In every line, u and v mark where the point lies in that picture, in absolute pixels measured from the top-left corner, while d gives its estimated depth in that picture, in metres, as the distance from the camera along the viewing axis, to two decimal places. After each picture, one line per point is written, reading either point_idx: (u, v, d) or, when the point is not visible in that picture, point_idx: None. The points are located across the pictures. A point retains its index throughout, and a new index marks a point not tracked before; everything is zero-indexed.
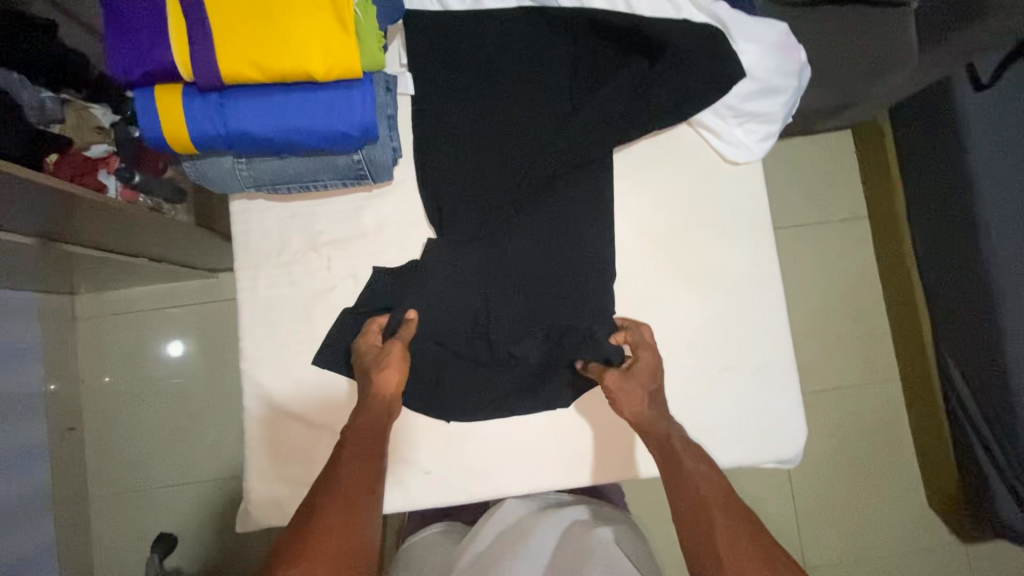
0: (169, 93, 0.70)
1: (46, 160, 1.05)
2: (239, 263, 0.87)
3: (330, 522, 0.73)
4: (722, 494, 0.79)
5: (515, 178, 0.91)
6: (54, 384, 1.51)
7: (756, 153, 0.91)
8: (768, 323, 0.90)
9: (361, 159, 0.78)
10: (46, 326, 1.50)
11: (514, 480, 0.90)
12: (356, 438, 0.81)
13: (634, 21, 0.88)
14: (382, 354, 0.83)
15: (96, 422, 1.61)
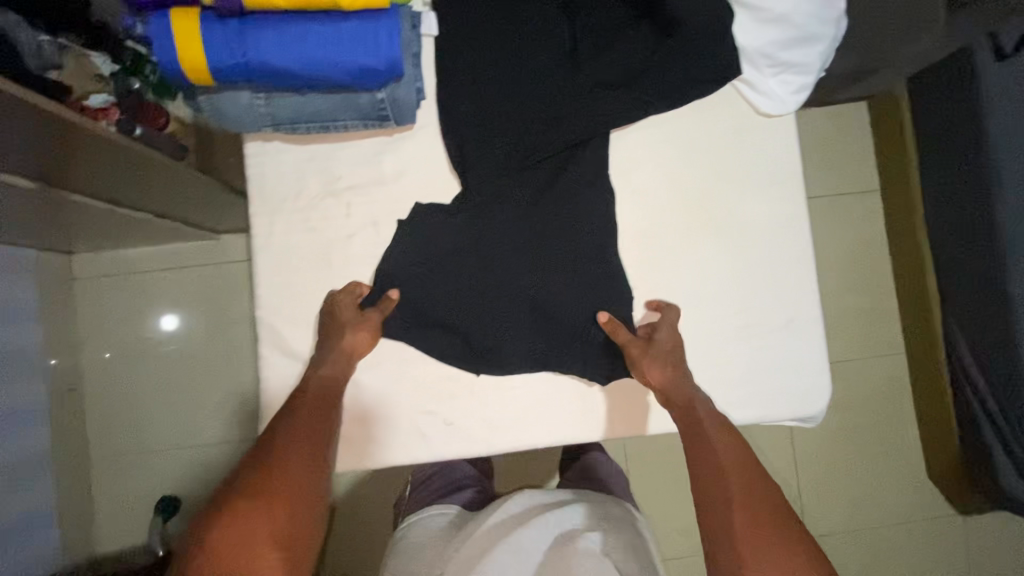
0: (186, 17, 0.66)
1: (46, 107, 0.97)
2: (254, 208, 0.84)
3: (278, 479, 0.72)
4: (744, 473, 0.79)
5: (541, 126, 0.88)
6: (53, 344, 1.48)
7: (790, 106, 0.88)
8: (794, 280, 0.89)
9: (385, 99, 0.75)
10: (43, 284, 1.46)
11: (532, 434, 0.90)
12: (315, 392, 0.81)
13: None
14: (357, 318, 0.82)
15: (96, 383, 1.58)
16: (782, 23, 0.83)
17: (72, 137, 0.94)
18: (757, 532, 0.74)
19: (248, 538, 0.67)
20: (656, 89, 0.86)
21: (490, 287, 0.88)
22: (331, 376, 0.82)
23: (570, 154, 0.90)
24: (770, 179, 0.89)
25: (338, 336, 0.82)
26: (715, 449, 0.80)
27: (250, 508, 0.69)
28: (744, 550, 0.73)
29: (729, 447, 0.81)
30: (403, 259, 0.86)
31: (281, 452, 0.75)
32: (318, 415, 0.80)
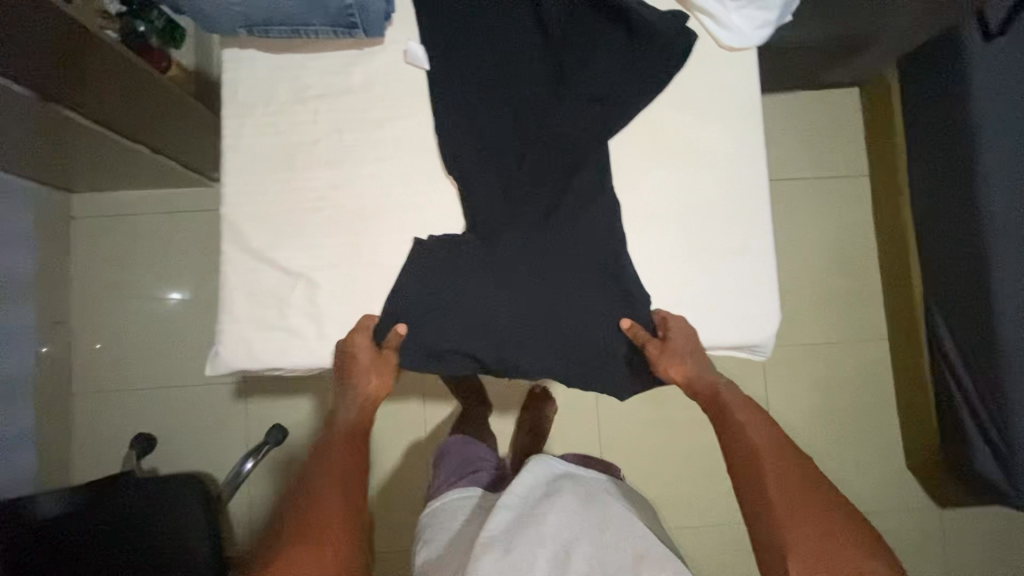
0: None
1: None
2: (225, 111, 0.85)
3: (323, 509, 0.83)
4: (770, 438, 0.93)
5: (510, 42, 0.85)
6: (44, 276, 1.53)
7: (752, 41, 0.87)
8: (755, 211, 0.87)
9: (353, 4, 0.77)
10: (39, 217, 1.51)
11: (493, 364, 0.83)
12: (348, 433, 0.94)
13: None
14: (377, 363, 0.80)
15: (84, 320, 1.62)
16: None
17: (67, 51, 0.99)
18: (786, 481, 0.87)
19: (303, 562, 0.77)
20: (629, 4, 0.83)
21: (451, 204, 0.84)
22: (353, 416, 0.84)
23: (545, 70, 0.85)
24: (737, 109, 0.88)
25: (354, 380, 0.81)
26: (742, 420, 0.95)
27: (310, 535, 0.80)
28: (781, 492, 0.86)
29: (753, 418, 0.96)
30: (364, 166, 0.84)
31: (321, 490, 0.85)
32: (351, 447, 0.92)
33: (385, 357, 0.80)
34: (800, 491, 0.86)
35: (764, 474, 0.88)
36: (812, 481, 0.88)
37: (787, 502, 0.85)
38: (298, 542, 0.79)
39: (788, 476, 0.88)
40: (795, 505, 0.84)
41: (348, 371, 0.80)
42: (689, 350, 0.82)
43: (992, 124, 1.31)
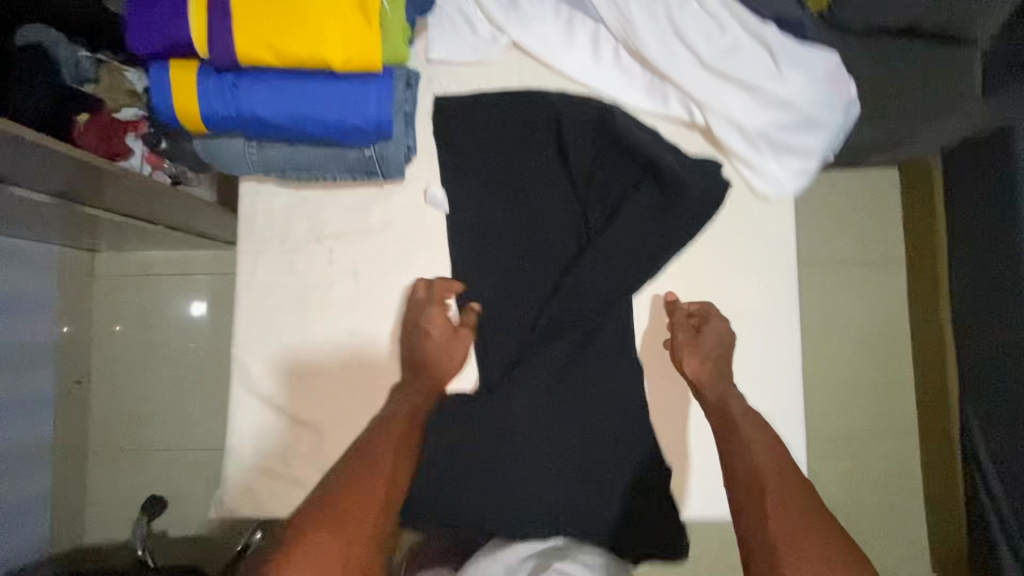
0: (184, 69, 0.67)
1: (76, 119, 1.14)
2: (239, 247, 0.84)
3: (357, 503, 0.62)
4: (778, 464, 0.69)
5: (536, 194, 0.85)
6: (65, 338, 1.55)
7: (789, 191, 0.82)
8: (779, 373, 0.83)
9: (373, 156, 0.76)
10: (63, 279, 1.53)
11: (499, 525, 0.81)
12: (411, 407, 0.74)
13: (674, 36, 0.78)
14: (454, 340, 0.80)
15: (101, 376, 1.63)
16: (786, 108, 0.77)
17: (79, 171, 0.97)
18: (789, 525, 0.62)
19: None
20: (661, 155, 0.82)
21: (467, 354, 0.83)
22: (418, 398, 0.76)
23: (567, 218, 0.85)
24: (767, 264, 0.83)
25: (424, 356, 0.78)
26: (745, 441, 0.72)
27: (320, 538, 0.58)
28: (782, 537, 0.61)
29: (761, 442, 0.71)
30: (380, 312, 0.82)
31: (362, 474, 0.65)
32: (410, 425, 0.72)
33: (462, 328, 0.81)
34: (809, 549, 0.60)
35: (764, 512, 0.64)
36: (829, 534, 0.61)
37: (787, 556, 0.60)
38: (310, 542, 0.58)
39: (795, 520, 0.62)
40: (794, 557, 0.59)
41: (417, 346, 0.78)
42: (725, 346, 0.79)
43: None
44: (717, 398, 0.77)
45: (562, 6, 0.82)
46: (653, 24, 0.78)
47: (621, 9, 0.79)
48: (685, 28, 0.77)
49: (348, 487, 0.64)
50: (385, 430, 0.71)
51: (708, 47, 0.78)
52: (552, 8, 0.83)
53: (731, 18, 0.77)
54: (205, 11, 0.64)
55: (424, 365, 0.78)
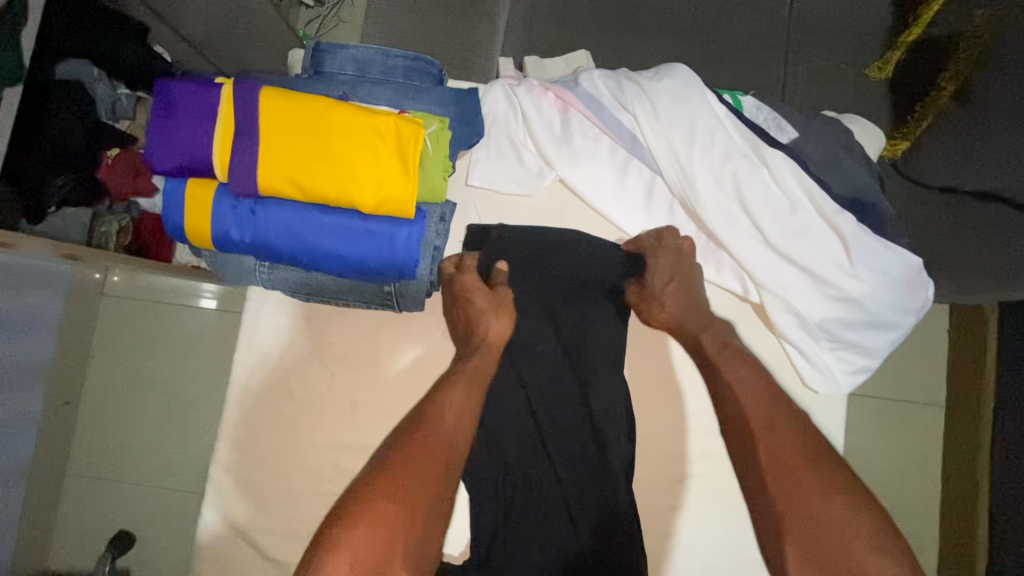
0: (201, 189, 0.61)
1: (105, 155, 1.06)
2: (236, 356, 0.77)
3: (421, 472, 0.56)
4: (769, 405, 0.62)
5: (565, 345, 0.76)
6: (64, 359, 1.31)
7: (844, 388, 0.74)
8: None
9: (392, 292, 0.70)
10: (69, 302, 1.27)
11: None
12: (471, 374, 0.67)
13: (738, 205, 0.73)
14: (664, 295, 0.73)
15: (95, 398, 1.41)
16: (851, 304, 0.71)
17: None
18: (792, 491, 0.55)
19: (364, 554, 0.50)
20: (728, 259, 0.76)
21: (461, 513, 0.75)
22: (486, 363, 0.68)
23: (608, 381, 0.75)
24: None
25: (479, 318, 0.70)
26: (728, 384, 0.66)
27: (381, 506, 0.53)
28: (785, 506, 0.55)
29: (746, 386, 0.64)
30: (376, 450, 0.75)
31: (423, 447, 0.58)
32: (469, 396, 0.65)
33: (633, 287, 0.75)
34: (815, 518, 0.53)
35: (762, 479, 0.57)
36: (842, 498, 0.54)
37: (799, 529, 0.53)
38: (366, 510, 0.52)
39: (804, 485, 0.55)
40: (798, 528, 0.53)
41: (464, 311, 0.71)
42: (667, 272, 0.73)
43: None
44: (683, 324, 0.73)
45: (618, 149, 0.78)
46: (716, 190, 0.73)
47: (683, 168, 0.73)
48: (750, 200, 0.72)
49: (410, 453, 0.57)
50: (443, 397, 0.64)
51: (776, 223, 0.72)
52: (608, 149, 0.78)
53: (804, 199, 0.71)
54: (232, 137, 0.59)
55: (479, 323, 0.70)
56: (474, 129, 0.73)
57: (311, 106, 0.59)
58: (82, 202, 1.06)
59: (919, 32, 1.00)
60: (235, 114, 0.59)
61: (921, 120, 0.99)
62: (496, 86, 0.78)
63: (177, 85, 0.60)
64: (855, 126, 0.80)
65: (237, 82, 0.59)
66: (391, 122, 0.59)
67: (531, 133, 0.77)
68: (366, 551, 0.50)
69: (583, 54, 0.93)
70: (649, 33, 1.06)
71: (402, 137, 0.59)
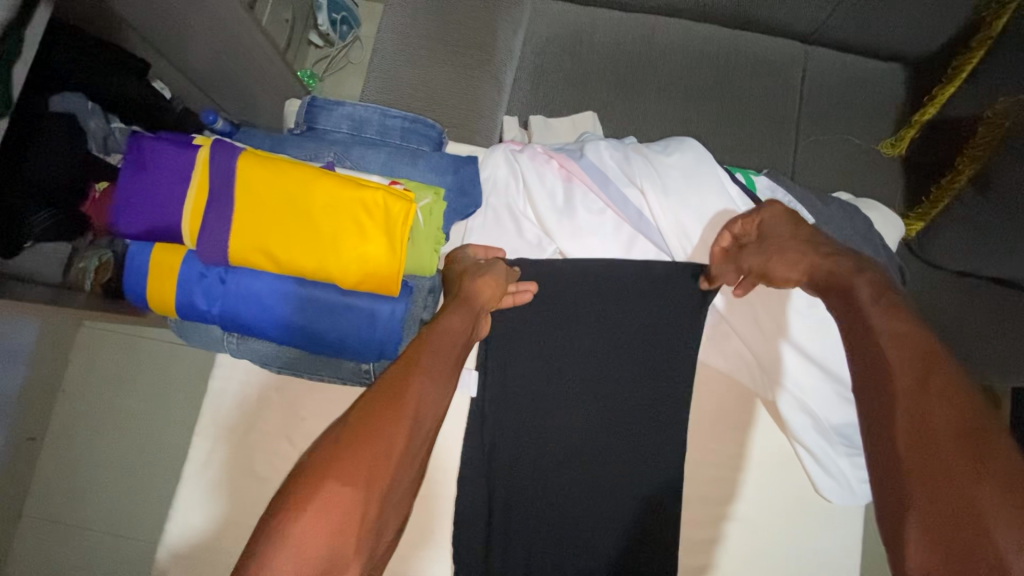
0: (167, 256, 0.57)
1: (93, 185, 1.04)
2: (198, 425, 0.71)
3: (376, 450, 0.47)
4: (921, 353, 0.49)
5: (559, 433, 0.69)
6: (30, 390, 1.22)
7: (859, 497, 0.67)
8: None
9: (370, 370, 0.64)
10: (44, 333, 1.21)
11: None
12: (439, 339, 0.57)
13: None
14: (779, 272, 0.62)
15: (63, 434, 1.31)
16: None
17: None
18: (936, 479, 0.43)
19: (311, 552, 0.42)
20: None
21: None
22: (457, 328, 0.59)
23: (602, 477, 0.68)
24: None
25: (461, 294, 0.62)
26: (872, 330, 0.53)
27: (334, 488, 0.44)
28: (913, 488, 0.44)
29: (894, 327, 0.51)
30: None
31: (380, 418, 0.49)
32: (441, 370, 0.55)
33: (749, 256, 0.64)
34: (946, 504, 0.42)
35: (893, 458, 0.46)
36: (996, 494, 0.40)
37: (920, 516, 0.43)
38: (317, 492, 0.44)
39: (943, 475, 0.43)
40: (921, 508, 0.43)
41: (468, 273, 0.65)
42: (782, 224, 0.64)
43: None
44: (829, 270, 0.58)
45: (623, 224, 0.73)
46: None
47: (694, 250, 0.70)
48: None
49: (369, 428, 0.48)
50: (407, 361, 0.54)
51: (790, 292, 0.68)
52: (612, 224, 0.73)
53: None
54: (205, 203, 0.54)
55: (460, 298, 0.62)
56: (471, 200, 0.69)
57: (293, 173, 0.55)
58: (60, 237, 1.01)
59: (933, 112, 0.98)
60: (210, 177, 0.54)
61: (937, 202, 0.95)
62: (498, 152, 0.75)
63: (152, 143, 0.56)
64: (874, 214, 0.77)
65: (214, 146, 0.54)
66: (378, 196, 0.54)
67: (533, 203, 0.73)
68: (313, 541, 0.42)
69: (590, 118, 0.90)
70: (658, 95, 1.04)
71: (389, 210, 0.54)
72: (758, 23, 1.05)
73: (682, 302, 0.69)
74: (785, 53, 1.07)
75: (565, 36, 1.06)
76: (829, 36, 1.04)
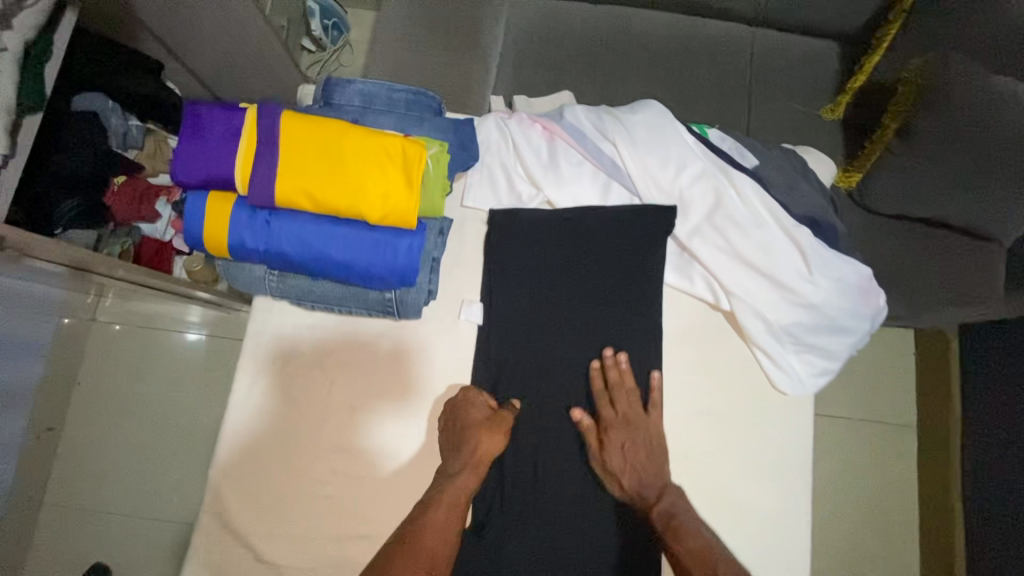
0: (220, 202, 0.67)
1: (114, 181, 1.12)
2: (240, 362, 0.81)
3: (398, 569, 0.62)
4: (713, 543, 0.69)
5: (556, 351, 0.81)
6: (51, 383, 1.29)
7: (809, 389, 0.79)
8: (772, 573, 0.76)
9: (392, 299, 0.75)
10: (65, 326, 1.29)
11: None
12: (456, 485, 0.72)
13: (716, 200, 0.80)
14: (622, 449, 0.75)
15: (84, 424, 1.38)
16: (813, 310, 0.77)
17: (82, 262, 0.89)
18: None
19: None
20: (754, 203, 0.79)
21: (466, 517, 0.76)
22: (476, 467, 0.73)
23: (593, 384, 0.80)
24: (774, 461, 0.79)
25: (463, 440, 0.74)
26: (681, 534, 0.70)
27: None
28: None
29: (693, 524, 0.71)
30: (372, 452, 0.79)
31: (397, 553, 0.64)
32: (456, 508, 0.70)
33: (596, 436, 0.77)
34: None
35: None
36: None
37: None
38: None
39: None
40: None
41: (456, 424, 0.76)
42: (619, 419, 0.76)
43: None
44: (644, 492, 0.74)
45: (600, 173, 0.85)
46: (700, 196, 0.81)
47: (661, 189, 0.82)
48: (729, 200, 0.79)
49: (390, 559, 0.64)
50: (430, 507, 0.70)
51: (742, 217, 0.79)
52: (591, 175, 0.85)
53: (769, 214, 0.79)
54: (253, 154, 0.66)
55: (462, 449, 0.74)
56: (470, 154, 0.80)
57: (326, 127, 0.66)
58: (85, 226, 1.08)
59: (864, 78, 1.14)
60: (257, 133, 0.65)
61: (871, 154, 1.11)
62: (490, 118, 0.87)
63: (206, 109, 0.67)
64: (810, 157, 0.90)
65: (260, 108, 0.66)
66: (397, 143, 0.66)
67: (521, 158, 0.85)
68: None
69: (566, 97, 1.01)
70: (625, 77, 1.18)
71: (407, 156, 0.66)
72: (709, 9, 1.19)
73: (653, 234, 0.82)
74: (734, 34, 1.21)
75: (540, 28, 1.19)
76: (771, 18, 1.19)
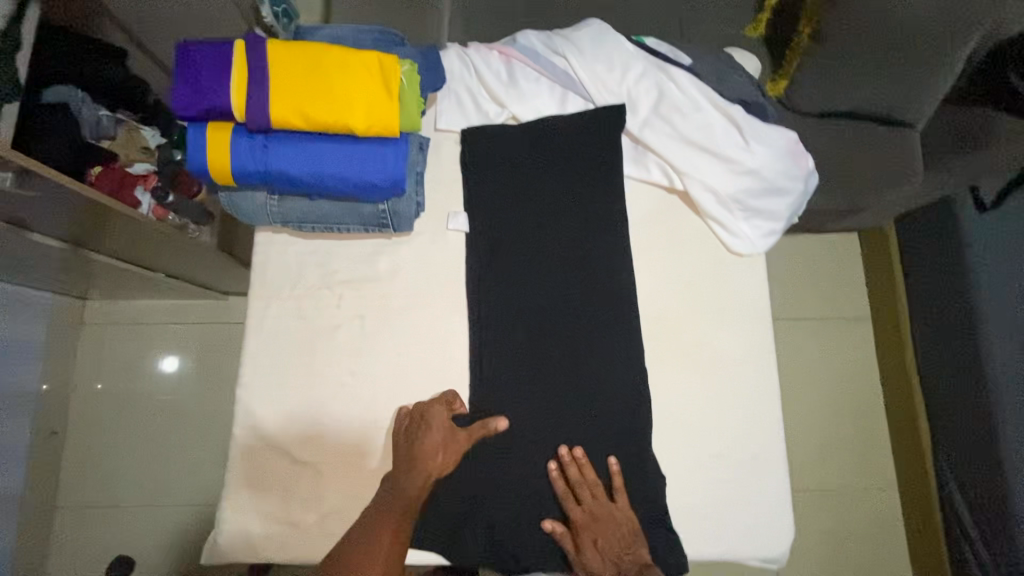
0: (220, 131, 0.74)
1: (89, 172, 1.07)
2: (253, 292, 0.88)
3: None
4: None
5: (535, 245, 0.91)
6: (47, 383, 1.30)
7: (760, 248, 0.91)
8: (748, 412, 0.87)
9: (386, 210, 0.83)
10: (53, 327, 1.31)
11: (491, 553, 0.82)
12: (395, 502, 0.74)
13: (658, 93, 0.92)
14: (591, 545, 0.80)
15: (84, 425, 1.39)
16: (753, 175, 0.89)
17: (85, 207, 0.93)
18: None
19: None
20: (691, 91, 0.91)
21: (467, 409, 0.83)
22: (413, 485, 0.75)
23: (572, 269, 0.90)
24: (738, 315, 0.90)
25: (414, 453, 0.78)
26: None
27: None
28: None
29: None
30: (384, 356, 0.87)
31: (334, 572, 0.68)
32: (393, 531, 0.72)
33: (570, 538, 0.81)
34: None
35: None
36: None
37: None
38: None
39: None
40: None
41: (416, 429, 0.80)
42: (586, 519, 0.80)
43: (1000, 278, 1.14)
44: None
45: (555, 86, 0.95)
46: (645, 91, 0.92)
47: (610, 91, 0.92)
48: (670, 90, 0.91)
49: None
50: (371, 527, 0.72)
51: (682, 103, 0.90)
52: (547, 88, 0.95)
53: (704, 98, 0.90)
54: (244, 81, 0.73)
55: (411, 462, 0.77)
56: (437, 76, 0.89)
57: (308, 52, 0.74)
58: None
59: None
60: (246, 62, 0.73)
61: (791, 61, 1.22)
62: (450, 50, 0.96)
63: (194, 48, 0.74)
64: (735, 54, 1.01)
65: (245, 39, 0.73)
66: (373, 58, 0.74)
67: (483, 80, 0.94)
68: None
69: None
70: None
71: (383, 70, 0.74)
72: None
73: (608, 131, 0.92)
74: None
75: None
76: None
